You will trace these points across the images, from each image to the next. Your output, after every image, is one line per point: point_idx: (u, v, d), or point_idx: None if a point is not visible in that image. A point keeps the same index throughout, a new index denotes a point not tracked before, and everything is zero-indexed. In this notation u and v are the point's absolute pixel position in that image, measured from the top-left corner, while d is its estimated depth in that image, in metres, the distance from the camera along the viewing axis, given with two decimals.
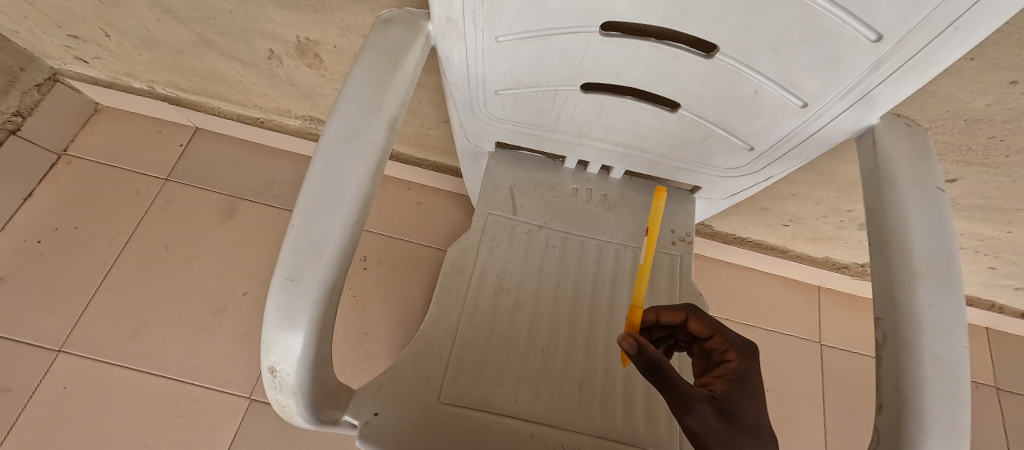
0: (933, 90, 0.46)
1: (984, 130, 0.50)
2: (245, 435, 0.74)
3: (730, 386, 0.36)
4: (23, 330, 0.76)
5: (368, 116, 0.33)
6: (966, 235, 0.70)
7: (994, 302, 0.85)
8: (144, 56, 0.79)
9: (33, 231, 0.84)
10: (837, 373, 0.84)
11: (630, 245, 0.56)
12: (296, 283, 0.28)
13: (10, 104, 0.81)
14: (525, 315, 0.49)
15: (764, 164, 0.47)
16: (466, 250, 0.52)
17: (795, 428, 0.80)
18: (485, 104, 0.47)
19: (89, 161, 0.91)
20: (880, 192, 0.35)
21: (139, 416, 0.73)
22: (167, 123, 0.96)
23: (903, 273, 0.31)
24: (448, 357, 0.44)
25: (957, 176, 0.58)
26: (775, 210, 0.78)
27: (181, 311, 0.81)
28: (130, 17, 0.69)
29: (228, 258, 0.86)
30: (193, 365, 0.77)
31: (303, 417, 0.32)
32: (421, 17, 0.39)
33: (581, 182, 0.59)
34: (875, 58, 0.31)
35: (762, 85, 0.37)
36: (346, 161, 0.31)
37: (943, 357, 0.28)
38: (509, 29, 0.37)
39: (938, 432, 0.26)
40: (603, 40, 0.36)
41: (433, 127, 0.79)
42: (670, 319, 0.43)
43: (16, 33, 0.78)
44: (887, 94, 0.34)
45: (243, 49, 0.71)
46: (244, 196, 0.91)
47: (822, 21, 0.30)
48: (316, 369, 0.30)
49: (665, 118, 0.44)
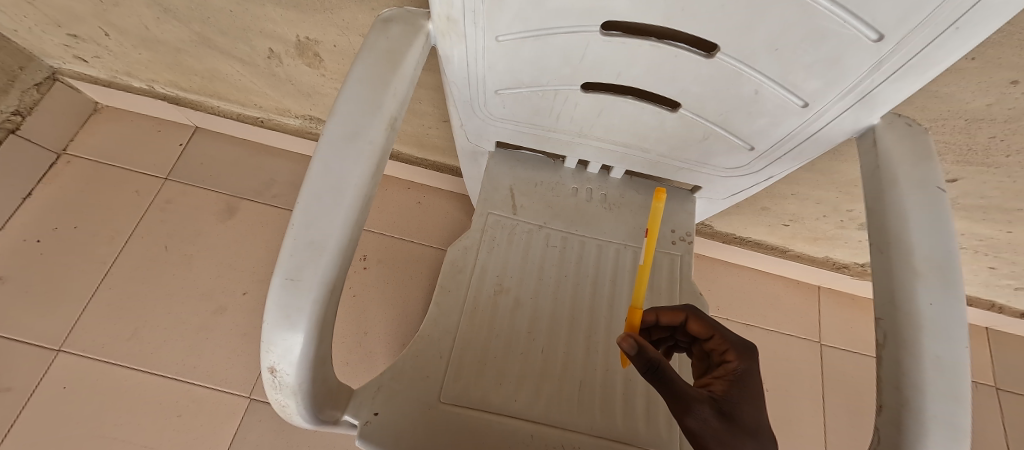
0: (934, 90, 0.46)
1: (985, 130, 0.50)
2: (245, 435, 0.73)
3: (730, 387, 0.36)
4: (22, 330, 0.76)
5: (368, 116, 0.33)
6: (966, 235, 0.70)
7: (993, 302, 0.85)
8: (144, 55, 0.79)
9: (32, 231, 0.83)
10: (837, 373, 0.85)
11: (630, 245, 0.55)
12: (296, 283, 0.28)
13: (9, 103, 0.81)
14: (525, 314, 0.49)
15: (765, 164, 0.47)
16: (466, 250, 0.52)
17: (795, 428, 0.80)
18: (485, 104, 0.47)
19: (89, 161, 0.90)
20: (881, 192, 0.35)
21: (139, 416, 0.73)
22: (167, 122, 0.96)
23: (904, 274, 0.31)
24: (448, 357, 0.44)
25: (957, 176, 0.58)
26: (775, 210, 0.78)
27: (180, 310, 0.81)
28: (130, 17, 0.69)
29: (228, 257, 0.86)
30: (193, 365, 0.77)
31: (303, 417, 0.32)
32: (421, 16, 0.39)
33: (581, 182, 0.59)
34: (875, 58, 0.31)
35: (762, 84, 0.37)
36: (345, 161, 0.31)
37: (943, 357, 0.28)
38: (509, 29, 0.37)
39: (939, 432, 0.26)
40: (603, 40, 0.36)
41: (433, 126, 0.79)
42: (669, 319, 0.43)
43: (16, 32, 0.78)
44: (888, 94, 0.34)
45: (243, 48, 0.71)
46: (244, 195, 0.91)
47: (823, 21, 0.30)
48: (315, 368, 0.30)
49: (665, 117, 0.44)
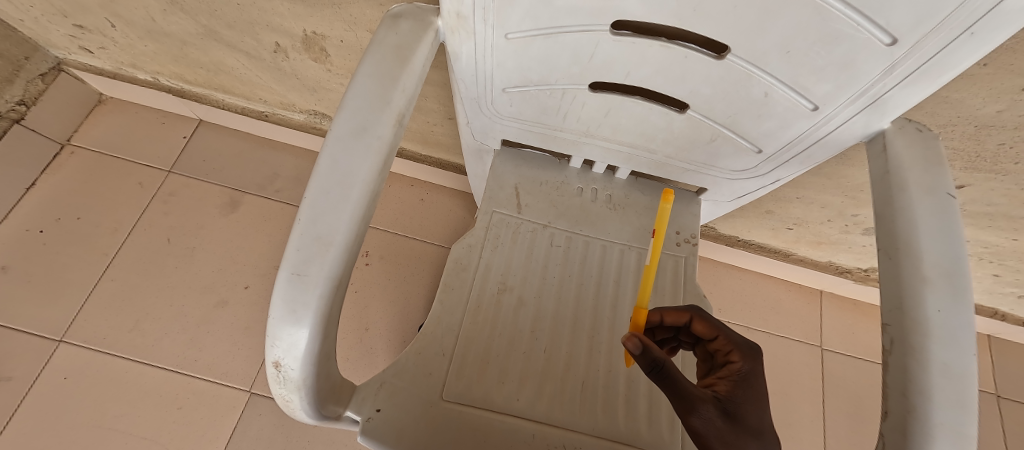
0: (945, 95, 0.46)
1: (994, 137, 0.50)
2: (245, 429, 0.74)
3: (734, 387, 0.36)
4: (23, 319, 0.76)
5: (375, 113, 0.32)
6: (972, 241, 0.70)
7: (997, 309, 0.85)
8: (149, 46, 0.79)
9: (35, 221, 0.83)
10: (837, 378, 0.84)
11: (634, 246, 0.55)
12: (302, 278, 0.28)
13: (13, 93, 0.80)
14: (527, 314, 0.49)
15: (772, 167, 0.47)
16: (470, 249, 0.52)
17: (794, 431, 0.79)
18: (492, 102, 0.47)
19: (94, 152, 0.90)
20: (890, 196, 0.35)
21: (138, 407, 0.73)
22: (172, 115, 0.96)
23: (914, 280, 0.30)
24: (451, 353, 0.44)
25: (965, 182, 0.57)
26: (779, 214, 0.78)
27: (182, 303, 0.81)
28: (137, 9, 0.69)
29: (229, 251, 0.86)
30: (193, 358, 0.77)
31: (306, 413, 0.32)
32: (430, 12, 0.38)
33: (587, 181, 0.59)
34: (889, 62, 0.31)
35: (772, 87, 0.36)
36: (354, 156, 0.31)
37: (952, 364, 0.28)
38: (519, 26, 0.36)
39: (946, 440, 0.26)
40: (614, 39, 0.36)
41: (438, 123, 0.79)
42: (674, 320, 0.42)
43: (21, 22, 0.77)
44: (899, 98, 0.34)
45: (248, 41, 0.71)
46: (247, 189, 0.91)
47: (838, 23, 0.29)
48: (319, 363, 0.30)
49: (674, 118, 0.44)
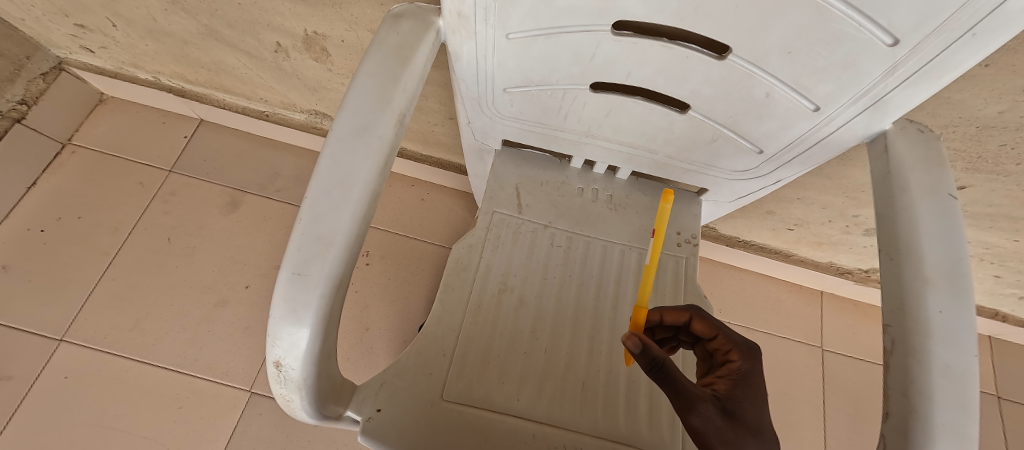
0: (946, 96, 0.46)
1: (995, 137, 0.49)
2: (245, 428, 0.74)
3: (733, 386, 0.36)
4: (23, 318, 0.76)
5: (376, 112, 0.32)
6: (973, 242, 0.70)
7: (997, 310, 0.85)
8: (150, 46, 0.79)
9: (35, 220, 0.83)
10: (838, 378, 0.84)
11: (635, 246, 0.55)
12: (303, 278, 0.28)
13: (14, 92, 0.80)
14: (528, 314, 0.49)
15: (773, 168, 0.47)
16: (471, 248, 0.52)
17: (794, 432, 0.79)
18: (493, 102, 0.47)
19: (95, 151, 0.91)
20: (891, 197, 0.34)
21: (138, 406, 0.73)
22: (173, 115, 0.96)
23: (915, 281, 0.30)
24: (452, 353, 0.44)
25: (966, 182, 0.57)
26: (780, 214, 0.78)
27: (182, 303, 0.81)
28: (138, 9, 0.69)
29: (229, 251, 0.86)
30: (193, 357, 0.77)
31: (306, 412, 0.32)
32: (431, 12, 0.38)
33: (587, 181, 0.59)
34: (890, 62, 0.31)
35: (774, 87, 0.36)
36: (355, 156, 0.31)
37: (952, 365, 0.28)
38: (520, 26, 0.36)
39: (946, 440, 0.26)
40: (615, 39, 0.36)
41: (438, 123, 0.79)
42: (674, 319, 0.42)
43: (23, 21, 0.77)
44: (901, 99, 0.34)
45: (249, 41, 0.71)
46: (247, 189, 0.91)
47: (839, 24, 0.29)
48: (320, 363, 0.30)
49: (675, 119, 0.44)
